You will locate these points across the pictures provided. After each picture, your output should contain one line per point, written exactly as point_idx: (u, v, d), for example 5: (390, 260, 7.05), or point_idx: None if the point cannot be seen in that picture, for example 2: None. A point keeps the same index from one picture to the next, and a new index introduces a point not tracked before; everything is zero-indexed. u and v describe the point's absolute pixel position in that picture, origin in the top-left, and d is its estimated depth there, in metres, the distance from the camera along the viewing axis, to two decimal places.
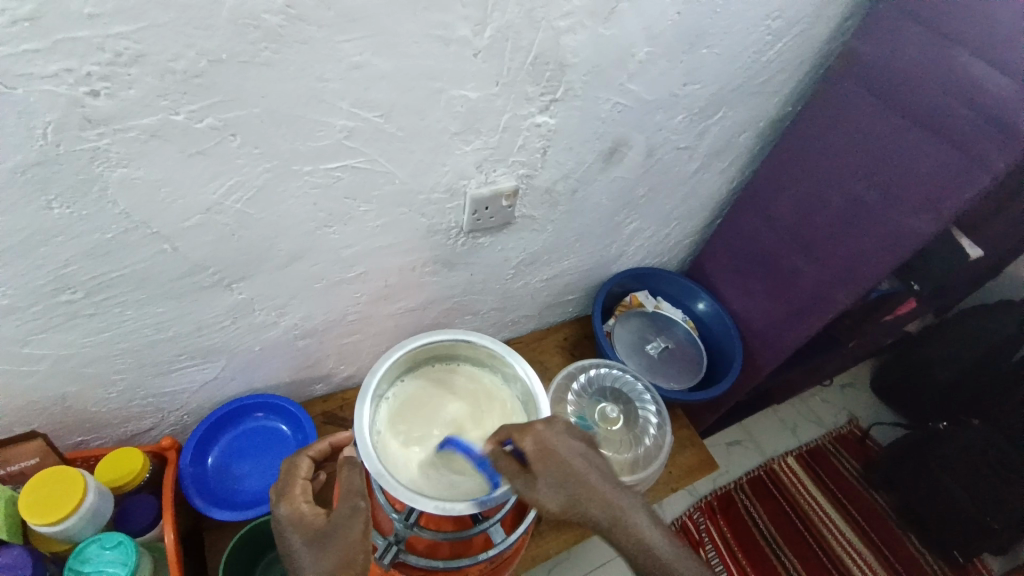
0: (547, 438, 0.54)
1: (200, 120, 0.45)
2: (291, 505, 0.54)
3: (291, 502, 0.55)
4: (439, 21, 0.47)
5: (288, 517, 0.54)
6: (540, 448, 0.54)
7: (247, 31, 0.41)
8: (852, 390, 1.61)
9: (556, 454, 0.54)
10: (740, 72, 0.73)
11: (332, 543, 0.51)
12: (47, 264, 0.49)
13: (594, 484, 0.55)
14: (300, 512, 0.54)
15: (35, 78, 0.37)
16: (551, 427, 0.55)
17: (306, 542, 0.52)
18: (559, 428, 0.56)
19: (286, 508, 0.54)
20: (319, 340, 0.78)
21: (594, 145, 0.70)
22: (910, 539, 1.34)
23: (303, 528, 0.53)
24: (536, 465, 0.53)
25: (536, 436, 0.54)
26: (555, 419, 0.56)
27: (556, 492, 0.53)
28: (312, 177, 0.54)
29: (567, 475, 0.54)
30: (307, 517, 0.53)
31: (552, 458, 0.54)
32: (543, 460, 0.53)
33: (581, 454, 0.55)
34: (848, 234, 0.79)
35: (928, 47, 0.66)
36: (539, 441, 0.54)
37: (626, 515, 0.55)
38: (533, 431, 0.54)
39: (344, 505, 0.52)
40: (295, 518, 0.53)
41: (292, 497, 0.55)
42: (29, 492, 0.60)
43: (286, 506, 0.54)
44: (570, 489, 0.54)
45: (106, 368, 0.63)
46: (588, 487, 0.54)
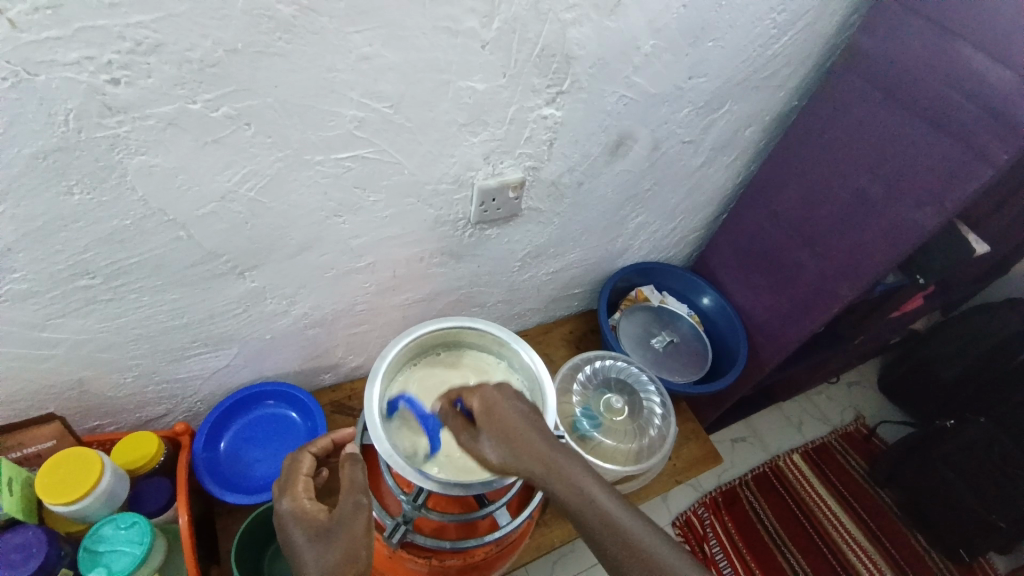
0: (494, 399, 0.54)
1: (216, 109, 0.46)
2: (294, 499, 0.53)
3: (294, 497, 0.53)
4: (447, 13, 0.48)
5: (291, 512, 0.51)
6: (483, 406, 0.54)
7: (261, 22, 0.42)
8: (858, 388, 1.60)
9: (502, 414, 0.53)
10: (744, 66, 0.73)
11: (337, 538, 0.49)
12: (67, 249, 0.51)
13: (538, 442, 0.51)
14: (303, 507, 0.52)
15: (57, 65, 0.39)
16: (500, 389, 0.55)
17: (308, 537, 0.50)
18: (508, 392, 0.55)
19: (287, 503, 0.52)
20: (328, 330, 0.79)
21: (600, 138, 0.71)
22: (917, 538, 1.34)
23: (306, 523, 0.51)
24: (479, 421, 0.53)
25: (481, 395, 0.55)
26: (506, 383, 0.55)
27: (503, 449, 0.51)
28: (323, 167, 0.56)
29: (510, 432, 0.52)
30: (310, 512, 0.52)
31: (495, 416, 0.53)
32: (485, 416, 0.53)
33: (528, 415, 0.53)
34: (850, 227, 0.80)
35: (930, 40, 0.67)
36: (486, 401, 0.54)
37: (579, 480, 0.49)
38: (481, 391, 0.55)
39: (348, 499, 0.52)
40: (297, 513, 0.51)
41: (295, 492, 0.53)
42: (45, 475, 0.62)
43: (288, 501, 0.52)
44: (515, 449, 0.51)
45: (122, 353, 0.65)
46: (536, 448, 0.51)
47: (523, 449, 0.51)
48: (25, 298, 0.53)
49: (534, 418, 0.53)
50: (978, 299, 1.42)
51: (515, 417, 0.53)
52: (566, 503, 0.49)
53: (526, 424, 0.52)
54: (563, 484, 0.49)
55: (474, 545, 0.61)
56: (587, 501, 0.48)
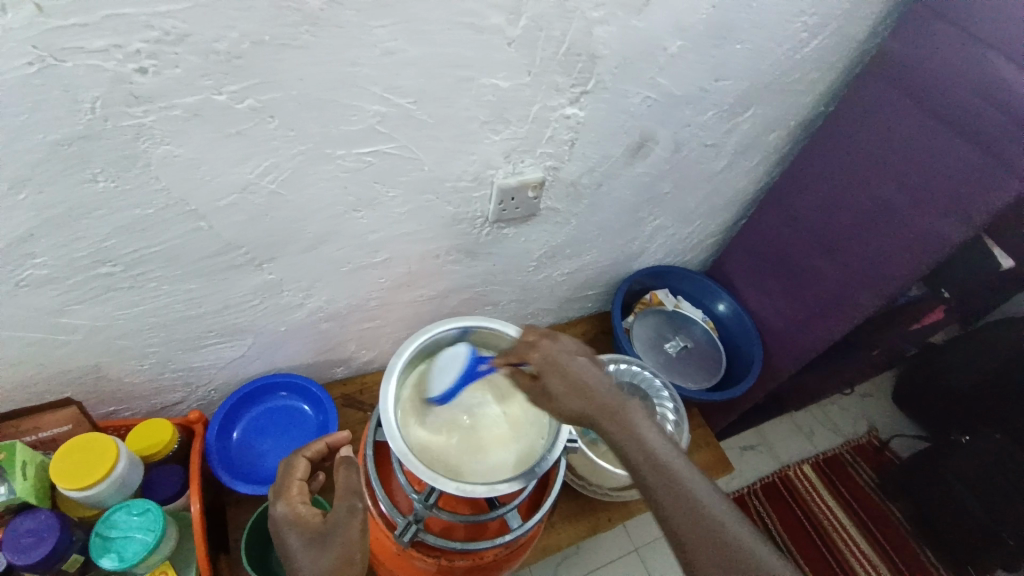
0: (554, 352, 0.57)
1: (241, 101, 0.46)
2: (289, 503, 0.53)
3: (288, 502, 0.53)
4: (473, 8, 0.48)
5: (286, 517, 0.52)
6: (544, 359, 0.57)
7: (288, 14, 0.42)
8: (872, 400, 1.58)
9: (564, 364, 0.56)
10: (770, 70, 0.72)
11: (332, 541, 0.50)
12: (88, 236, 0.51)
13: (597, 389, 0.54)
14: (297, 512, 0.52)
15: (85, 52, 0.39)
16: (559, 343, 0.58)
17: (304, 541, 0.50)
18: (567, 344, 0.58)
19: (283, 508, 0.53)
20: (342, 323, 0.79)
21: (621, 139, 0.70)
22: (926, 553, 1.31)
23: (300, 527, 0.51)
24: (542, 373, 0.56)
25: (542, 350, 0.58)
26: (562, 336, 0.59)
27: (566, 398, 0.55)
28: (343, 162, 0.55)
29: (572, 381, 0.55)
30: (304, 517, 0.52)
31: (558, 367, 0.56)
32: (548, 369, 0.56)
33: (587, 364, 0.56)
34: (875, 237, 0.78)
35: (959, 49, 0.66)
36: (545, 354, 0.57)
37: (639, 429, 0.52)
38: (541, 347, 0.58)
39: (343, 503, 0.52)
40: (292, 517, 0.52)
41: (290, 496, 0.54)
42: (60, 459, 0.62)
43: (283, 505, 0.53)
44: (580, 396, 0.54)
45: (138, 340, 0.65)
46: (597, 395, 0.54)
47: (589, 396, 0.54)
48: (46, 283, 0.53)
49: (596, 368, 0.56)
50: (999, 313, 1.40)
51: (580, 367, 0.56)
52: (626, 450, 0.51)
53: (587, 374, 0.55)
54: (623, 431, 0.52)
55: (484, 546, 0.60)
56: (646, 450, 0.50)
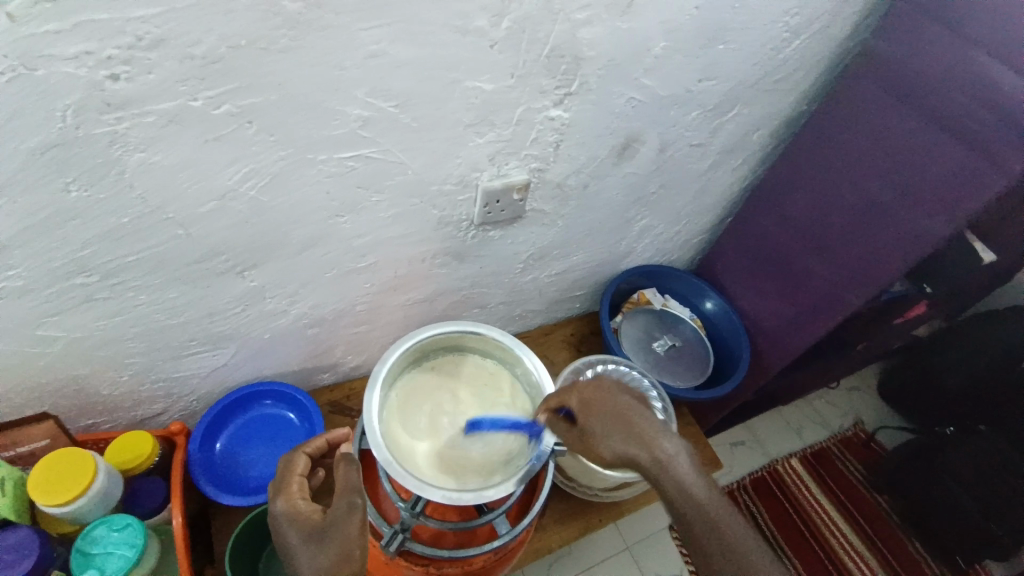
0: (595, 396, 0.57)
1: (218, 107, 0.45)
2: (288, 500, 0.53)
3: (288, 498, 0.53)
4: (458, 11, 0.47)
5: (285, 514, 0.52)
6: (584, 404, 0.57)
7: (268, 17, 0.41)
8: (858, 393, 1.60)
9: (606, 406, 0.56)
10: (756, 69, 0.72)
11: (330, 539, 0.49)
12: (63, 246, 0.49)
13: (640, 433, 0.54)
14: (296, 509, 0.52)
15: (57, 59, 0.38)
16: (602, 386, 0.58)
17: (303, 537, 0.50)
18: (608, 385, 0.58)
19: (282, 504, 0.53)
20: (328, 329, 0.78)
21: (608, 140, 0.70)
22: (913, 543, 1.33)
23: (299, 524, 0.51)
24: (583, 417, 0.56)
25: (581, 394, 0.57)
26: (603, 378, 0.58)
27: (610, 441, 0.55)
28: (326, 166, 0.54)
29: (616, 422, 0.55)
30: (303, 513, 0.52)
31: (600, 409, 0.56)
32: (589, 414, 0.56)
33: (630, 408, 0.56)
34: (859, 234, 0.79)
35: (945, 48, 0.66)
36: (585, 399, 0.57)
37: (682, 473, 0.53)
38: (579, 391, 0.58)
39: (342, 500, 0.51)
40: (291, 514, 0.52)
41: (289, 492, 0.54)
42: (37, 475, 0.61)
43: (282, 502, 0.53)
44: (625, 438, 0.54)
45: (119, 351, 0.64)
46: (640, 436, 0.54)
47: (633, 438, 0.54)
48: (20, 295, 0.52)
49: (637, 408, 0.56)
50: (981, 306, 1.42)
51: (622, 412, 0.56)
52: (670, 492, 0.53)
53: (630, 415, 0.56)
54: (668, 474, 0.53)
55: (473, 553, 0.60)
56: (691, 494, 0.52)
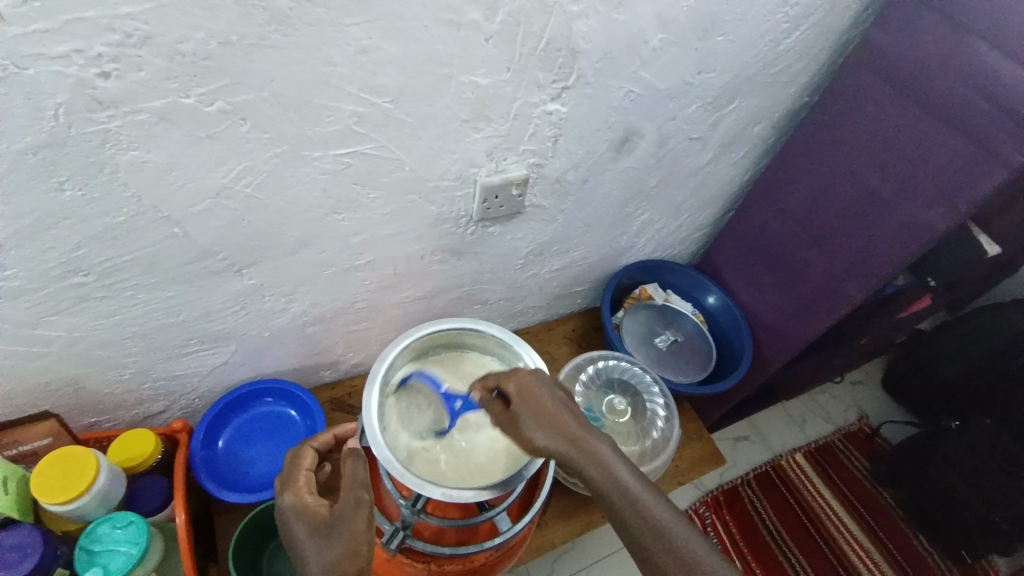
0: (529, 385, 0.58)
1: (210, 104, 0.45)
2: (295, 494, 0.52)
3: (295, 492, 0.52)
4: (450, 5, 0.47)
5: (293, 507, 0.51)
6: (518, 391, 0.57)
7: (255, 13, 0.41)
8: (863, 387, 1.59)
9: (536, 398, 0.57)
10: (754, 61, 0.71)
11: (339, 534, 0.49)
12: (59, 246, 0.50)
13: (568, 424, 0.55)
14: (304, 503, 0.52)
15: (46, 58, 0.38)
16: (537, 376, 0.59)
17: (310, 532, 0.50)
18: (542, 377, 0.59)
19: (289, 498, 0.52)
20: (327, 327, 0.78)
21: (605, 134, 0.69)
22: (919, 538, 1.33)
23: (308, 518, 0.50)
24: (514, 404, 0.57)
25: (518, 381, 0.58)
26: (540, 369, 0.59)
27: (540, 433, 0.55)
28: (321, 163, 0.54)
29: (546, 416, 0.55)
30: (312, 508, 0.51)
31: (530, 402, 0.56)
32: (521, 402, 0.57)
33: (560, 400, 0.57)
34: (862, 227, 0.78)
35: (944, 36, 0.65)
36: (520, 386, 0.58)
37: (611, 465, 0.53)
38: (516, 378, 0.58)
39: (349, 495, 0.52)
40: (299, 508, 0.51)
41: (297, 487, 0.53)
42: (40, 473, 0.61)
43: (289, 496, 0.52)
44: (552, 429, 0.55)
45: (118, 350, 0.64)
46: (568, 430, 0.55)
47: (559, 430, 0.55)
48: (17, 295, 0.52)
49: (566, 402, 0.57)
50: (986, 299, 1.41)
51: (552, 403, 0.56)
52: (598, 484, 0.52)
53: (558, 409, 0.56)
54: (597, 467, 0.53)
55: (474, 550, 0.60)
56: (620, 485, 0.52)
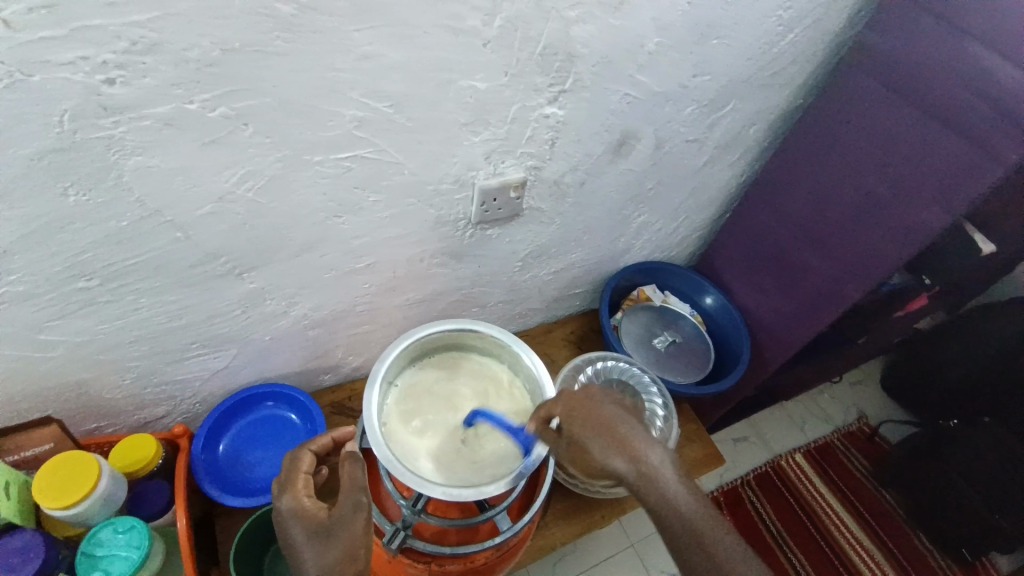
0: (584, 402, 0.56)
1: (213, 110, 0.45)
2: (294, 496, 0.52)
3: (294, 495, 0.53)
4: (450, 11, 0.47)
5: (291, 510, 0.51)
6: (573, 411, 0.55)
7: (261, 21, 0.41)
8: (861, 387, 1.60)
9: (592, 414, 0.55)
10: (750, 64, 0.72)
11: (337, 537, 0.50)
12: (63, 252, 0.50)
13: (627, 441, 0.53)
14: (303, 505, 0.52)
15: (53, 65, 0.38)
16: (589, 393, 0.57)
17: (308, 535, 0.50)
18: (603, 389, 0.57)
19: (288, 500, 0.52)
20: (328, 331, 0.78)
21: (603, 137, 0.70)
22: (919, 538, 1.33)
23: (306, 520, 0.51)
24: (571, 427, 0.54)
25: (571, 402, 0.56)
26: (592, 386, 0.57)
27: (599, 448, 0.53)
28: (322, 168, 0.55)
29: (605, 435, 0.54)
30: (310, 509, 0.51)
31: (586, 418, 0.55)
32: (577, 423, 0.54)
33: (618, 415, 0.55)
34: (858, 227, 0.79)
35: (938, 37, 0.66)
36: (574, 407, 0.55)
37: (670, 483, 0.52)
38: (568, 398, 0.56)
39: (348, 499, 0.52)
40: (297, 511, 0.51)
41: (295, 489, 0.53)
42: (43, 478, 0.61)
43: (288, 498, 0.52)
44: (612, 447, 0.53)
45: (121, 355, 0.64)
46: (628, 443, 0.53)
47: (619, 448, 0.53)
48: (21, 300, 0.52)
49: (624, 415, 0.55)
50: (982, 298, 1.42)
51: (609, 419, 0.55)
52: (656, 505, 0.52)
53: (617, 421, 0.55)
54: (654, 488, 0.52)
55: (474, 550, 0.60)
56: (676, 504, 0.51)
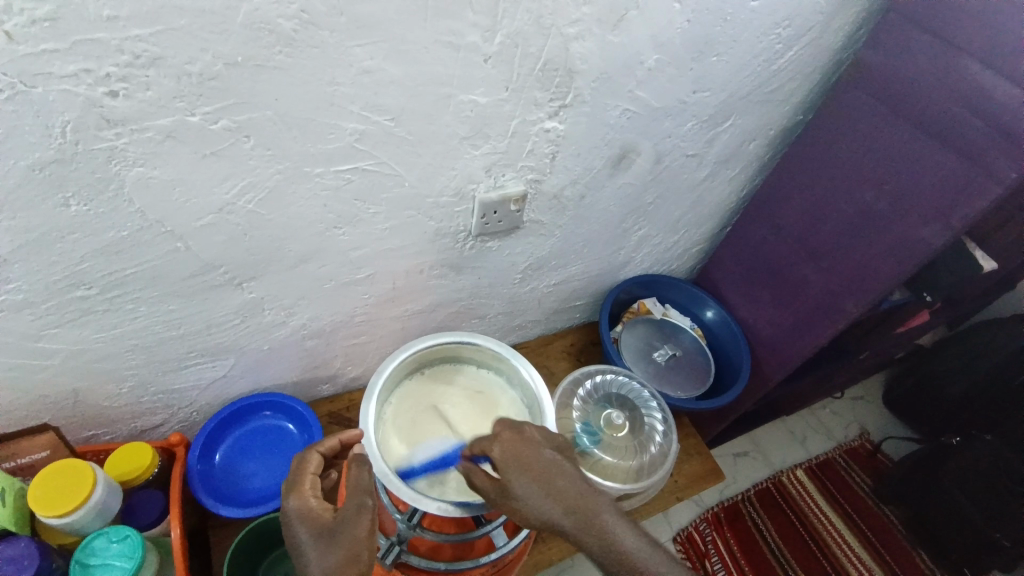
0: (516, 443, 0.53)
1: (214, 122, 0.46)
2: (300, 498, 0.53)
3: (300, 496, 0.53)
4: (449, 27, 0.48)
5: (297, 511, 0.52)
6: (506, 453, 0.52)
7: (262, 35, 0.42)
8: (863, 403, 1.59)
9: (528, 458, 0.52)
10: (749, 80, 0.73)
11: (339, 539, 0.49)
12: (63, 261, 0.50)
13: (562, 489, 0.51)
14: (309, 506, 0.52)
15: (54, 77, 0.39)
16: (522, 433, 0.54)
17: (312, 536, 0.50)
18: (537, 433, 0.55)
19: (294, 502, 0.53)
20: (327, 341, 0.78)
21: (603, 151, 0.71)
22: (920, 554, 1.32)
23: (311, 522, 0.51)
24: (504, 471, 0.51)
25: (505, 442, 0.53)
26: (525, 426, 0.54)
27: (536, 498, 0.51)
28: (322, 180, 0.55)
29: (541, 481, 0.51)
30: (316, 511, 0.52)
31: (519, 461, 0.52)
32: (511, 467, 0.51)
33: (554, 459, 0.53)
34: (857, 243, 0.79)
35: (935, 56, 0.66)
36: (507, 448, 0.53)
37: (612, 531, 0.50)
38: (500, 439, 0.53)
39: (352, 500, 0.51)
40: (303, 512, 0.52)
41: (302, 490, 0.53)
42: (36, 487, 0.61)
43: (294, 500, 0.53)
44: (549, 494, 0.51)
45: (119, 363, 0.64)
46: (566, 494, 0.51)
47: (556, 496, 0.51)
48: (20, 309, 0.52)
49: (561, 459, 0.53)
50: (983, 314, 1.41)
51: (544, 463, 0.52)
52: (600, 554, 0.50)
53: (554, 466, 0.52)
54: (597, 538, 0.50)
55: (470, 565, 0.60)
56: (617, 548, 0.50)
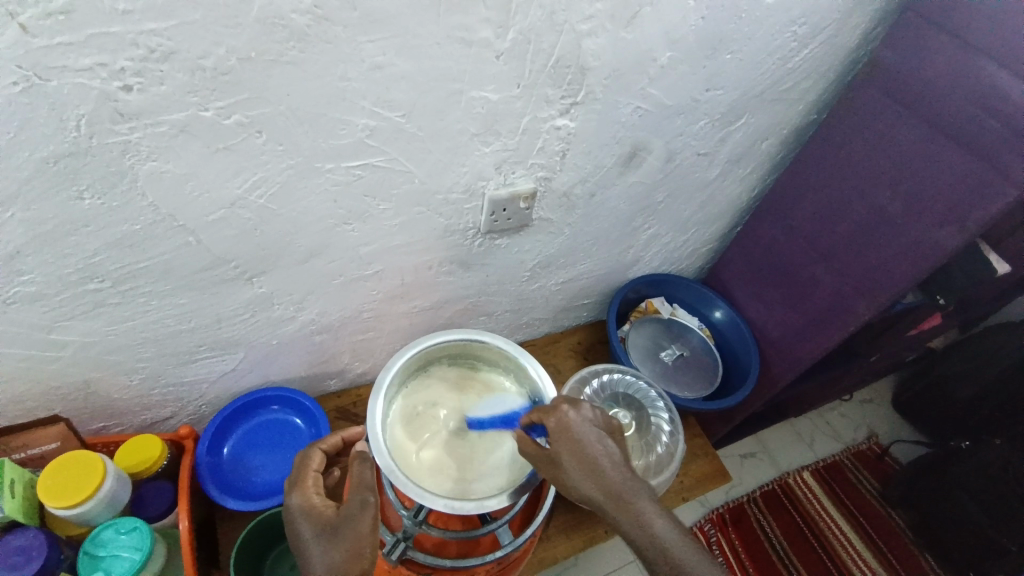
0: (571, 419, 0.55)
1: (227, 117, 0.46)
2: (303, 494, 0.53)
3: (303, 492, 0.53)
4: (462, 24, 0.48)
5: (300, 507, 0.52)
6: (561, 427, 0.54)
7: (275, 30, 0.42)
8: (871, 406, 1.58)
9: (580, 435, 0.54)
10: (763, 79, 0.72)
11: (342, 535, 0.49)
12: (76, 253, 0.51)
13: (607, 470, 0.54)
14: (311, 502, 0.52)
15: (70, 70, 0.39)
16: (577, 411, 0.56)
17: (315, 532, 0.50)
18: (587, 414, 0.56)
19: (297, 498, 0.53)
20: (335, 336, 0.79)
21: (613, 149, 0.70)
22: (927, 560, 1.30)
23: (314, 518, 0.51)
24: (556, 443, 0.54)
25: (560, 415, 0.55)
26: (582, 403, 0.56)
27: (580, 476, 0.53)
28: (333, 175, 0.55)
29: (589, 459, 0.53)
30: (318, 508, 0.52)
31: (571, 437, 0.54)
32: (563, 440, 0.54)
33: (603, 440, 0.55)
34: (869, 244, 0.78)
35: (951, 56, 0.65)
36: (562, 422, 0.55)
37: (648, 513, 0.53)
38: (558, 412, 0.55)
39: (355, 497, 0.51)
40: (306, 508, 0.52)
41: (305, 486, 0.54)
42: (47, 477, 0.62)
43: (297, 496, 0.53)
44: (593, 474, 0.53)
45: (129, 356, 0.65)
46: (608, 476, 0.54)
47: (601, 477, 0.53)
48: (33, 300, 0.53)
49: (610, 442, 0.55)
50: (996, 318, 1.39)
51: (593, 443, 0.54)
52: (633, 536, 0.53)
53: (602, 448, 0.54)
54: (632, 519, 0.53)
55: (475, 563, 0.59)
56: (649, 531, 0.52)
